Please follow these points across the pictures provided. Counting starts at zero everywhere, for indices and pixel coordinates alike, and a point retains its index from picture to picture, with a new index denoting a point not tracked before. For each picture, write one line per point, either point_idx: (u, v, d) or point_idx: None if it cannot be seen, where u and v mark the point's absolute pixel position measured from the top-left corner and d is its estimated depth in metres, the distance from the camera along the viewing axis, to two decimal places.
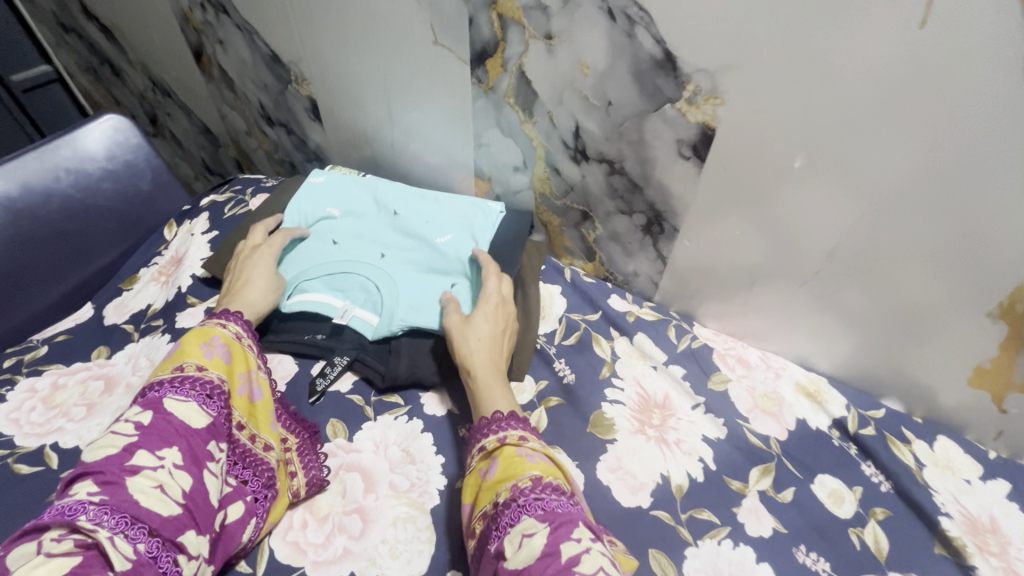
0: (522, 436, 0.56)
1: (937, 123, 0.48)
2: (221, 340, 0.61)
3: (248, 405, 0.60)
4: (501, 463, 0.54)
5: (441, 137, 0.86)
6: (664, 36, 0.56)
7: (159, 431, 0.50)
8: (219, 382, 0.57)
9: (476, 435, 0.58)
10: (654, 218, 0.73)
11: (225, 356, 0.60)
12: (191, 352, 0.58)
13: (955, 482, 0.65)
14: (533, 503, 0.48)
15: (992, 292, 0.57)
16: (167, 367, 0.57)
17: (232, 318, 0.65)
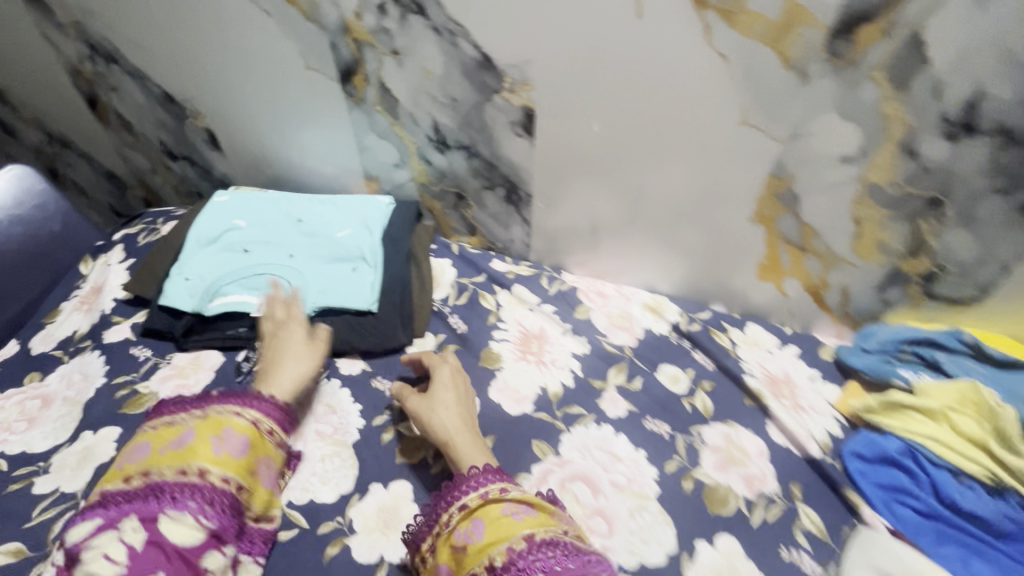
0: (503, 488, 0.59)
1: (669, 82, 0.68)
2: (237, 434, 0.62)
3: (265, 497, 0.63)
4: (486, 521, 0.56)
5: (329, 148, 1.00)
6: (478, 43, 0.74)
7: (150, 556, 0.52)
8: (227, 489, 0.59)
9: (454, 493, 0.60)
10: (511, 188, 0.91)
11: (237, 453, 0.61)
12: (198, 453, 0.59)
13: (761, 353, 0.85)
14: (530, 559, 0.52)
15: (745, 203, 0.77)
16: (173, 466, 0.58)
17: (254, 402, 0.65)
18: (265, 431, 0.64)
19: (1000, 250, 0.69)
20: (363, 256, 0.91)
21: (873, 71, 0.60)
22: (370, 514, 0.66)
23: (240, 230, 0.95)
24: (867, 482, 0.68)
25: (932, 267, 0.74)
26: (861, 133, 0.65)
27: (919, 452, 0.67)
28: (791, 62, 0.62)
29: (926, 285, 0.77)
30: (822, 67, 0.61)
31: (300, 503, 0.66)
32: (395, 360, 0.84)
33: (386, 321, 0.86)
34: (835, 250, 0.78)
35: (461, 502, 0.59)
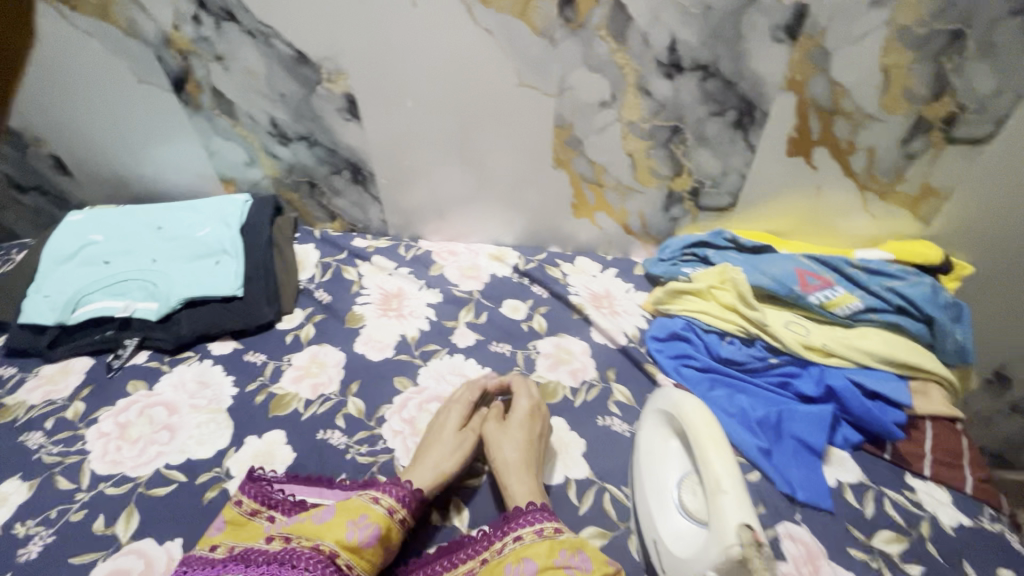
0: (557, 528, 0.63)
1: (454, 57, 0.83)
2: (368, 522, 0.61)
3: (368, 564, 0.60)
4: (539, 565, 0.58)
5: (180, 158, 1.06)
6: (290, 41, 0.84)
7: None
8: (346, 574, 0.58)
9: (512, 522, 0.64)
10: (355, 170, 1.01)
11: (365, 544, 0.60)
12: (342, 536, 0.60)
13: (586, 277, 1.02)
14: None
15: (545, 152, 0.93)
16: (311, 540, 0.60)
17: (390, 488, 0.65)
18: (396, 519, 0.63)
19: (734, 161, 0.89)
20: (224, 248, 0.98)
21: (598, 30, 0.77)
22: (246, 460, 0.74)
23: (98, 244, 0.98)
24: (662, 355, 0.85)
25: (694, 183, 0.93)
26: (607, 81, 0.83)
27: (695, 325, 0.86)
28: (539, 30, 0.78)
29: (695, 200, 0.95)
30: (562, 31, 0.78)
31: (177, 463, 0.73)
32: (266, 335, 0.92)
33: (253, 301, 0.93)
34: (623, 182, 0.95)
35: (517, 534, 0.63)
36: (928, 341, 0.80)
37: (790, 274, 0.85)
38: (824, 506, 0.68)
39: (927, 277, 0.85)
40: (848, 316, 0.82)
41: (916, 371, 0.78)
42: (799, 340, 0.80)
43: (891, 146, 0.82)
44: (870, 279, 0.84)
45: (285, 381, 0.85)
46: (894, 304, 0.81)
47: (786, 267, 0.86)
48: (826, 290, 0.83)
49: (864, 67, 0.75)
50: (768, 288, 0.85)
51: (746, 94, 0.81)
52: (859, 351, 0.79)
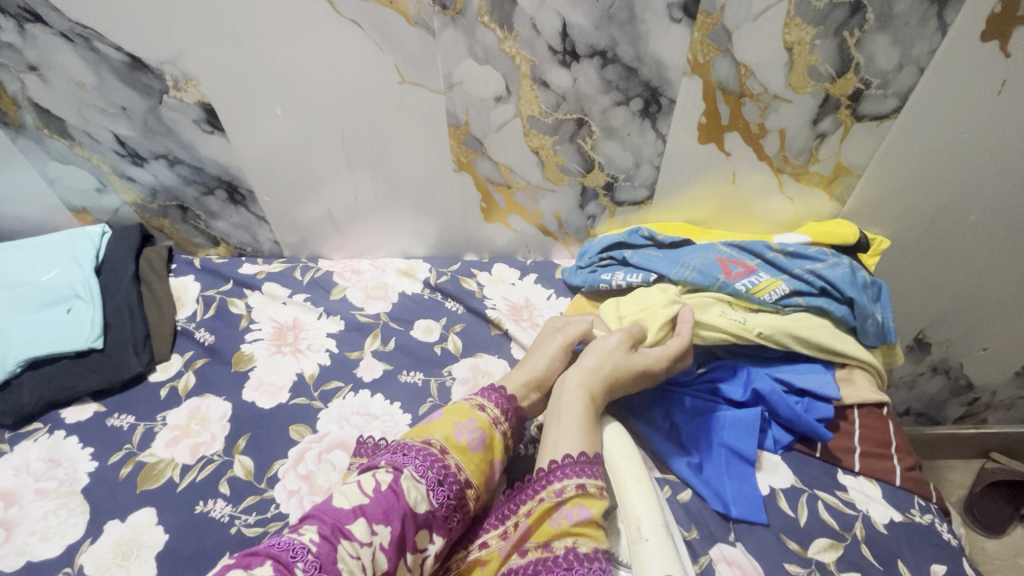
0: (601, 487, 0.56)
1: (321, 54, 0.72)
2: (476, 426, 0.61)
3: (478, 465, 0.60)
4: (593, 515, 0.53)
5: (12, 188, 0.89)
6: (118, 44, 0.70)
7: (387, 503, 0.52)
8: (458, 472, 0.58)
9: (561, 471, 0.56)
10: (230, 188, 0.88)
11: (472, 447, 0.60)
12: (449, 435, 0.60)
13: (504, 286, 0.94)
14: (591, 563, 0.50)
15: (444, 156, 0.84)
16: (424, 434, 0.60)
17: (494, 398, 0.65)
18: (493, 423, 0.63)
19: (645, 151, 0.82)
20: (77, 293, 0.84)
21: (480, 17, 0.68)
22: (104, 553, 0.62)
23: None
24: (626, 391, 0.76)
25: (608, 178, 0.86)
26: (498, 73, 0.74)
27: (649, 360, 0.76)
28: (413, 19, 0.69)
29: (611, 195, 0.89)
30: (439, 20, 0.68)
31: (14, 569, 0.61)
32: (135, 391, 0.79)
33: (117, 352, 0.81)
34: (532, 181, 0.87)
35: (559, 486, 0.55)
36: (852, 323, 0.76)
37: (712, 263, 0.80)
38: (760, 519, 0.64)
39: (846, 257, 0.82)
40: (777, 302, 0.76)
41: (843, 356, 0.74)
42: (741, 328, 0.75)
43: (801, 126, 0.78)
44: (790, 262, 0.80)
45: (157, 446, 0.72)
46: (817, 287, 0.76)
47: (707, 257, 0.82)
48: (750, 276, 0.78)
49: (767, 44, 0.70)
50: (690, 281, 0.80)
51: (650, 80, 0.74)
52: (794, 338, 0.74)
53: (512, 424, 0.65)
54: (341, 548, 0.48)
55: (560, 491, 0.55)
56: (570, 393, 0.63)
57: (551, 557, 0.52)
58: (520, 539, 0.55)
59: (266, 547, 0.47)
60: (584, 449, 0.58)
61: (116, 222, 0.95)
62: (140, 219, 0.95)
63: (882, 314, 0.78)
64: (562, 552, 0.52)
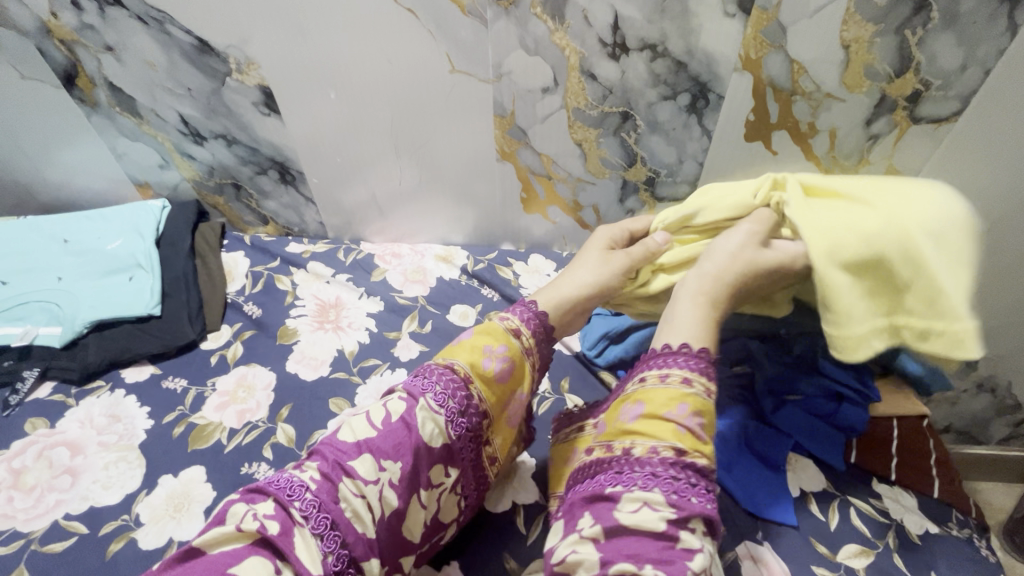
0: (686, 378, 0.52)
1: (375, 43, 0.74)
2: (506, 355, 0.60)
3: (496, 381, 0.59)
4: (647, 411, 0.51)
5: (84, 160, 0.95)
6: (188, 27, 0.74)
7: (395, 441, 0.53)
8: (480, 403, 0.58)
9: (639, 365, 0.56)
10: (282, 169, 0.92)
11: (497, 374, 0.59)
12: (476, 362, 0.59)
13: (540, 277, 0.96)
14: (641, 467, 0.48)
15: (488, 145, 0.86)
16: (455, 356, 0.59)
17: (525, 317, 0.63)
18: (524, 350, 0.62)
19: (689, 147, 0.82)
20: (139, 263, 0.89)
21: (533, 8, 0.69)
22: (158, 504, 0.66)
23: None
24: None
25: (649, 172, 0.86)
26: (548, 65, 0.75)
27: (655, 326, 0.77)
28: (467, 9, 0.70)
29: (651, 190, 0.89)
30: (493, 11, 0.70)
31: (78, 513, 0.66)
32: (188, 357, 0.84)
33: (173, 320, 0.86)
34: (574, 173, 0.88)
35: (642, 375, 0.55)
36: None
37: None
38: (789, 521, 0.64)
39: None
40: None
41: (897, 233, 0.56)
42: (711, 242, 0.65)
43: (854, 127, 0.77)
44: None
45: (207, 409, 0.77)
46: None
47: None
48: None
49: (823, 42, 0.69)
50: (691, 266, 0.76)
51: (699, 75, 0.74)
52: (863, 198, 0.60)
53: (540, 351, 0.64)
54: (342, 487, 0.50)
55: (637, 380, 0.55)
56: (688, 312, 0.57)
57: (610, 457, 0.52)
58: (595, 436, 0.57)
59: (269, 485, 0.50)
60: (689, 341, 0.55)
61: (175, 197, 1.01)
62: (197, 195, 1.00)
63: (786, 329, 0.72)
64: (619, 453, 0.51)
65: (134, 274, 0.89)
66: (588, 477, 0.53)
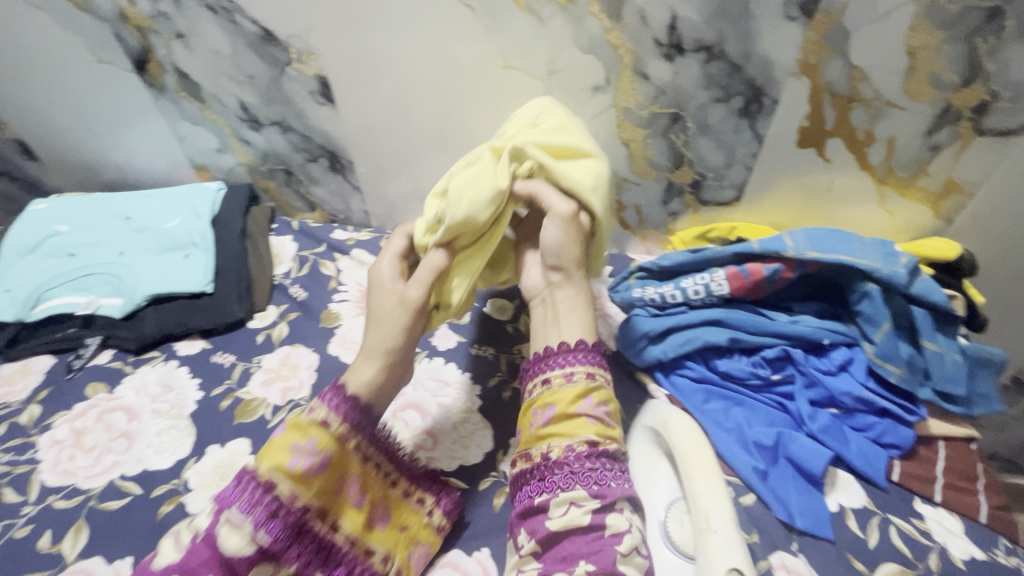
0: (589, 374, 0.64)
1: (431, 37, 0.76)
2: (315, 447, 0.57)
3: (303, 476, 0.56)
4: (558, 413, 0.62)
5: (149, 142, 1.00)
6: (254, 17, 0.77)
7: (217, 559, 0.53)
8: (293, 502, 0.55)
9: (539, 368, 0.66)
10: (332, 157, 0.95)
11: (311, 468, 0.57)
12: (282, 461, 0.56)
13: None
14: (562, 468, 0.59)
15: None
16: (263, 458, 0.56)
17: (331, 406, 0.60)
18: (341, 434, 0.60)
19: (738, 151, 0.81)
20: (194, 242, 0.93)
21: (590, 6, 0.70)
22: (206, 471, 0.70)
23: (62, 235, 0.93)
24: (684, 387, 0.76)
25: (695, 176, 0.86)
26: (601, 63, 0.75)
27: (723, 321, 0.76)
28: (524, 6, 0.71)
29: (696, 193, 0.88)
30: (550, 8, 0.70)
31: (133, 475, 0.69)
32: (236, 334, 0.87)
33: (224, 298, 0.89)
34: (619, 173, 0.88)
35: (545, 378, 0.65)
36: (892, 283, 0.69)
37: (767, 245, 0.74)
38: (825, 535, 0.63)
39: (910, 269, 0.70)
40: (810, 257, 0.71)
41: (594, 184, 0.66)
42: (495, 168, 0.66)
43: (913, 136, 0.75)
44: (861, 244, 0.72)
45: (253, 384, 0.80)
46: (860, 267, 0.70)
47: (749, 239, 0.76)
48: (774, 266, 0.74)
49: (887, 48, 0.67)
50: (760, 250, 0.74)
51: (754, 78, 0.73)
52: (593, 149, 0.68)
53: (358, 437, 0.61)
54: None
55: (540, 386, 0.65)
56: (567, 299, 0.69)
57: (534, 463, 0.61)
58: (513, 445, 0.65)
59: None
60: (583, 337, 0.67)
61: (230, 180, 1.05)
62: (250, 179, 1.03)
63: (829, 340, 0.73)
64: (552, 457, 0.60)
65: (190, 252, 0.92)
66: (525, 488, 0.61)
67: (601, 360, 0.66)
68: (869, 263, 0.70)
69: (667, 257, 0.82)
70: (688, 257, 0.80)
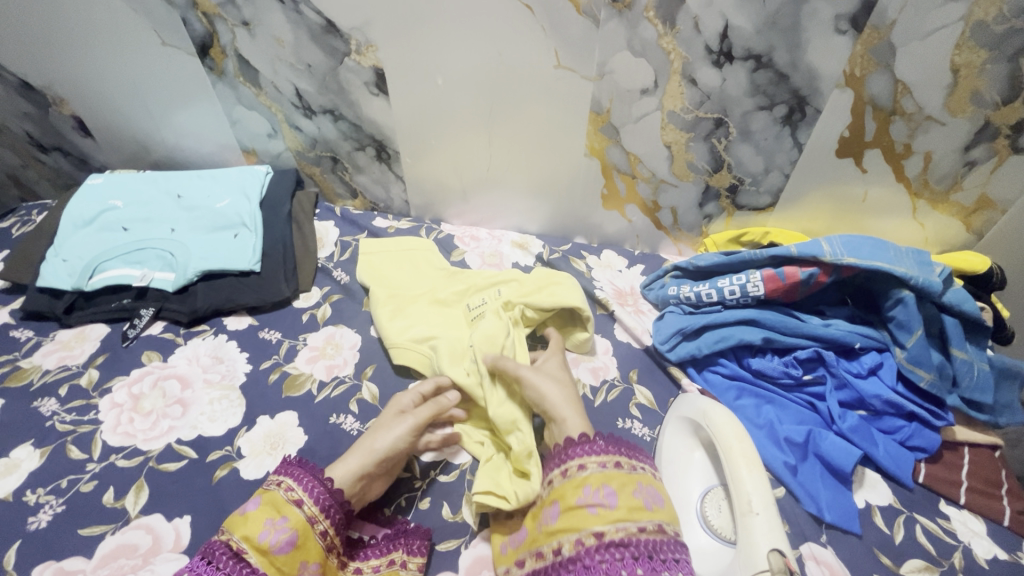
0: (581, 464, 0.61)
1: (489, 35, 0.79)
2: (286, 527, 0.56)
3: (269, 556, 0.55)
4: (561, 513, 0.59)
5: (202, 124, 1.04)
6: (319, 8, 0.80)
7: None
8: None
9: (547, 467, 0.65)
10: (379, 147, 0.98)
11: (279, 549, 0.55)
12: (253, 536, 0.55)
13: (612, 272, 1.00)
14: (574, 565, 0.54)
15: (579, 141, 0.90)
16: (233, 527, 0.56)
17: (308, 486, 0.60)
18: (314, 524, 0.59)
19: (778, 158, 0.84)
20: (243, 222, 0.95)
21: (646, 12, 0.72)
22: (257, 440, 0.73)
23: (117, 210, 0.96)
24: (716, 385, 0.79)
25: (734, 180, 0.88)
26: (651, 67, 0.78)
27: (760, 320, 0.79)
28: (582, 9, 0.73)
29: (732, 198, 0.91)
30: (607, 11, 0.73)
31: (188, 440, 0.72)
32: (282, 312, 0.90)
33: (271, 277, 0.92)
34: (658, 175, 0.91)
35: (549, 478, 0.63)
36: (926, 291, 0.71)
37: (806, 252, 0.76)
38: (854, 530, 0.65)
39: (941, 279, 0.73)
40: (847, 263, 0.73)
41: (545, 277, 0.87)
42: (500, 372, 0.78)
43: (950, 151, 0.77)
44: (899, 253, 0.74)
45: (299, 361, 0.83)
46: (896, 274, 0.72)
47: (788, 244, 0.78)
48: (812, 271, 0.76)
49: (932, 65, 0.69)
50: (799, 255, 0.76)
51: (799, 88, 0.75)
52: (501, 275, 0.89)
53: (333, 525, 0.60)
54: None
55: (548, 484, 0.63)
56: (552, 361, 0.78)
57: (551, 563, 0.57)
58: (524, 548, 0.62)
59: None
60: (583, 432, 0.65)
61: (276, 165, 1.08)
62: (297, 165, 1.07)
63: (860, 344, 0.76)
64: (565, 553, 0.56)
65: (238, 230, 0.95)
66: None
67: (599, 441, 0.62)
68: (905, 271, 0.72)
69: (705, 257, 0.84)
70: (723, 259, 0.84)
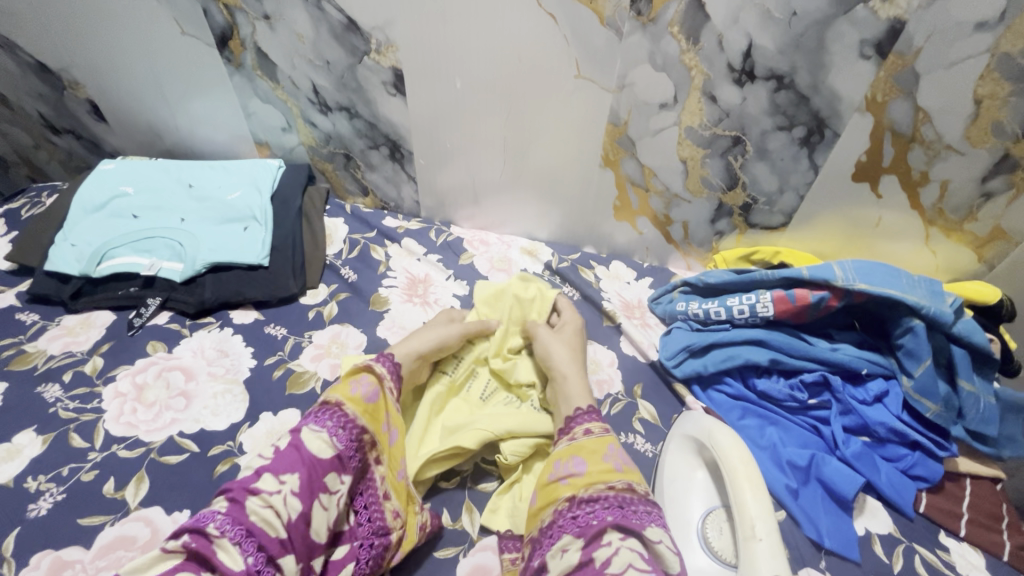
0: (561, 439, 0.68)
1: (510, 42, 0.78)
2: (370, 382, 0.67)
3: (364, 405, 0.65)
4: (543, 484, 0.64)
5: (217, 115, 1.03)
6: (342, 6, 0.80)
7: (291, 457, 0.57)
8: (358, 421, 0.63)
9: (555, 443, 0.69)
10: (394, 147, 0.97)
11: (369, 398, 0.66)
12: (346, 393, 0.65)
13: (620, 285, 1.00)
14: (554, 528, 0.58)
15: (594, 152, 0.90)
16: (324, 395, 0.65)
17: (381, 359, 0.71)
18: (389, 386, 0.69)
19: (793, 179, 0.83)
20: (253, 215, 0.94)
21: (670, 27, 0.72)
22: (259, 437, 0.73)
23: (128, 196, 0.96)
24: (721, 403, 0.79)
25: (747, 199, 0.88)
26: (671, 82, 0.78)
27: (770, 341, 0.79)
28: (606, 20, 0.73)
29: (745, 216, 0.91)
30: (630, 24, 0.73)
31: (190, 433, 0.72)
32: (288, 308, 0.90)
33: (279, 272, 0.91)
34: (671, 189, 0.91)
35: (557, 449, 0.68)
36: (938, 321, 0.71)
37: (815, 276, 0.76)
38: (853, 557, 0.65)
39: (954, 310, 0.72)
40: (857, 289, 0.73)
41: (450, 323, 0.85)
42: (519, 398, 0.81)
43: (967, 181, 0.77)
44: (913, 283, 0.74)
45: (304, 358, 0.83)
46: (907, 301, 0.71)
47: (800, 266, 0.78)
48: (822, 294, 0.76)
49: (954, 94, 0.69)
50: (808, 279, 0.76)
51: (819, 111, 0.75)
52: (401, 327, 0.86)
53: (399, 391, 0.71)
54: (250, 504, 0.53)
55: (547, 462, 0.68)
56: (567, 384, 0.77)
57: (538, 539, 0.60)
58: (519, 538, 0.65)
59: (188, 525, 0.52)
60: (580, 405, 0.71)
61: (289, 159, 1.08)
62: (309, 160, 1.07)
63: (867, 370, 0.76)
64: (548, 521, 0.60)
65: (248, 221, 0.94)
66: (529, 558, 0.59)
67: (582, 415, 0.69)
68: (916, 300, 0.71)
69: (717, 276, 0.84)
70: (734, 277, 0.83)
